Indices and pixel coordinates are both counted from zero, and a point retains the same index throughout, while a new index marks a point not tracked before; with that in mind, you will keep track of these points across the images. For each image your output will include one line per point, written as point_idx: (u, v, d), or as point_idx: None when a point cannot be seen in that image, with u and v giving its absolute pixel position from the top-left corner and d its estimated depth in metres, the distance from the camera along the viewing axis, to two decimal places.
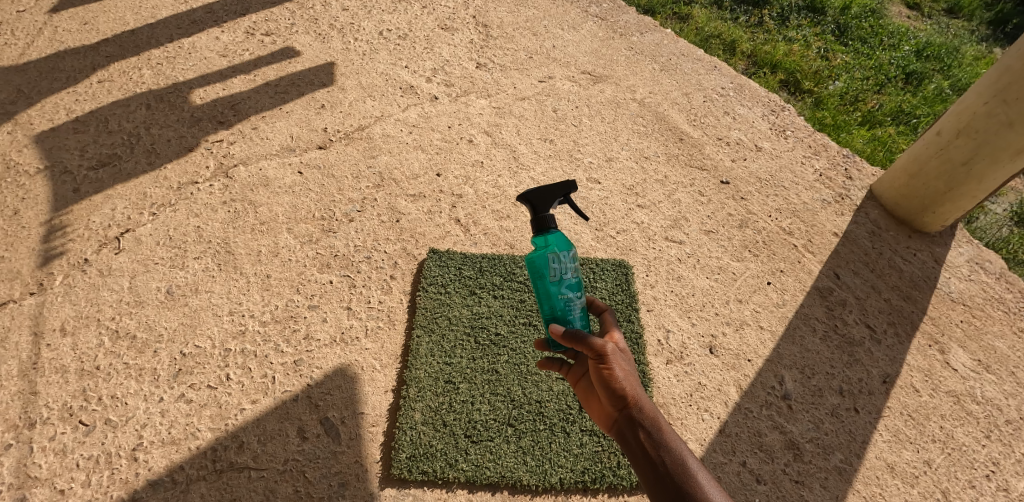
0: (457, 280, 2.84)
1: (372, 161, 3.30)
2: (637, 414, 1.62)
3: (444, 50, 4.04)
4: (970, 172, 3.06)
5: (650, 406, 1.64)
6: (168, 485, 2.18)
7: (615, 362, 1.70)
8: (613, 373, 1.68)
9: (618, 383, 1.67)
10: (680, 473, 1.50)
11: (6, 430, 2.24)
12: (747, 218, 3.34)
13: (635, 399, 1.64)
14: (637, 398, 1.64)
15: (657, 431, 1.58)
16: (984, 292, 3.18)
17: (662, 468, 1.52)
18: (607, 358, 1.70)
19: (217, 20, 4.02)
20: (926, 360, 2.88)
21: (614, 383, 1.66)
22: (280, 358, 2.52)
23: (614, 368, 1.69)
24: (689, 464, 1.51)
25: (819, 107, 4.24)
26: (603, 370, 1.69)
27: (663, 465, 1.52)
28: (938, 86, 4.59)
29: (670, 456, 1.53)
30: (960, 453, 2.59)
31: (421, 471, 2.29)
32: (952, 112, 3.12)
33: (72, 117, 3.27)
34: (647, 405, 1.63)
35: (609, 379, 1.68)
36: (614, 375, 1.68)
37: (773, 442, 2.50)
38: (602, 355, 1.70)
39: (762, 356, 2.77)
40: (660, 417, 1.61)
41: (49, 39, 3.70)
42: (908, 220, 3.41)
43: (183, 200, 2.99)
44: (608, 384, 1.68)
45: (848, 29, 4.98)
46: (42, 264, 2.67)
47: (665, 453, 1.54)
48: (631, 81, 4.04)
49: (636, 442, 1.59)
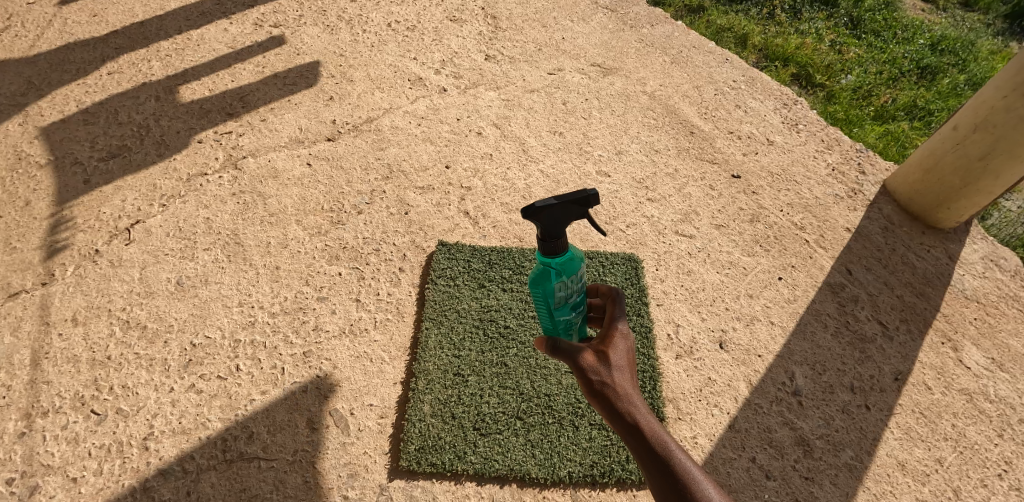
0: (466, 273, 2.83)
1: (382, 153, 3.29)
2: (625, 414, 1.57)
3: (454, 41, 4.02)
4: (986, 167, 3.01)
5: (636, 405, 1.58)
6: (179, 474, 2.19)
7: (592, 363, 1.62)
8: (590, 374, 1.61)
9: (597, 385, 1.60)
10: (678, 475, 1.50)
11: (19, 418, 2.26)
12: (758, 213, 3.31)
13: (621, 397, 1.58)
14: (621, 398, 1.58)
15: (649, 437, 1.54)
16: (998, 290, 3.14)
17: (657, 474, 1.52)
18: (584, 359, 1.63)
19: (226, 12, 4.01)
20: (938, 357, 2.85)
21: (596, 387, 1.60)
22: (289, 350, 2.52)
23: (593, 371, 1.61)
24: (683, 467, 1.51)
25: (831, 102, 4.18)
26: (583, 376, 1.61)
27: (658, 468, 1.52)
28: (953, 80, 4.51)
29: (663, 461, 1.52)
30: (973, 452, 2.57)
31: (429, 462, 2.29)
32: (970, 105, 3.08)
33: (83, 109, 3.28)
34: (633, 402, 1.58)
35: (589, 385, 1.60)
36: (595, 380, 1.61)
37: (783, 438, 2.49)
38: (576, 358, 1.62)
39: (773, 352, 2.75)
40: (651, 418, 1.56)
41: (59, 31, 3.70)
42: (922, 216, 3.36)
43: (193, 191, 2.99)
44: (589, 389, 1.61)
45: (861, 22, 4.92)
46: (53, 255, 2.69)
47: (657, 454, 1.53)
48: (641, 74, 4.01)
49: (626, 443, 1.57)
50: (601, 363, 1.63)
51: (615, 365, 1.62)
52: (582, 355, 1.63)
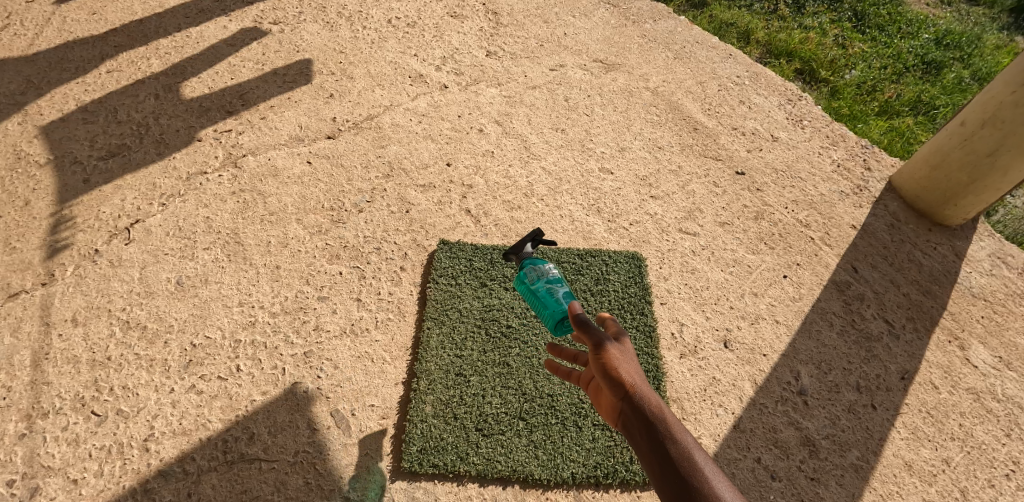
0: (467, 272, 2.80)
1: (382, 151, 3.26)
2: (642, 402, 1.57)
3: (454, 38, 3.99)
4: (994, 164, 2.97)
5: (653, 398, 1.58)
6: (179, 475, 2.18)
7: (616, 352, 1.68)
8: (615, 365, 1.64)
9: (618, 372, 1.63)
10: (690, 467, 1.43)
11: (20, 420, 2.24)
12: (763, 210, 3.28)
13: (638, 388, 1.59)
14: (640, 387, 1.60)
15: (663, 425, 1.51)
16: (1006, 288, 3.11)
17: (670, 465, 1.44)
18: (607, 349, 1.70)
19: (225, 9, 3.97)
20: (945, 356, 2.82)
21: (616, 372, 1.63)
22: (290, 350, 2.50)
23: (616, 358, 1.66)
24: (696, 461, 1.44)
25: (836, 97, 4.14)
26: (603, 360, 1.66)
27: (668, 459, 1.45)
28: (958, 75, 4.47)
29: (676, 451, 1.46)
30: (980, 452, 2.54)
31: (431, 463, 2.27)
32: (977, 101, 3.04)
33: (82, 107, 3.26)
34: (652, 395, 1.58)
35: (609, 370, 1.64)
36: (615, 367, 1.64)
37: (788, 438, 2.47)
38: (599, 344, 1.70)
39: (777, 351, 2.72)
40: (666, 411, 1.56)
41: (58, 29, 3.67)
42: (928, 213, 3.33)
43: (193, 190, 2.97)
44: (609, 373, 1.63)
45: (865, 17, 4.87)
46: (52, 255, 2.67)
47: (670, 444, 1.48)
48: (644, 69, 3.97)
49: (641, 433, 1.53)
50: (621, 356, 1.68)
51: (633, 360, 1.67)
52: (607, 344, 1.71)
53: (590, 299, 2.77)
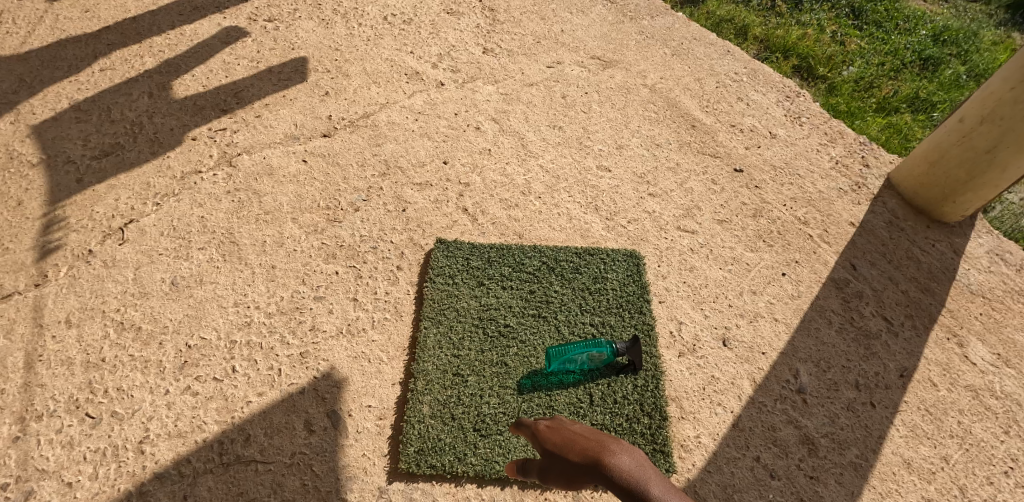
0: (465, 271, 2.78)
1: (378, 149, 3.24)
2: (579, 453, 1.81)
3: (451, 35, 3.96)
4: (993, 160, 2.96)
5: (581, 436, 1.89)
6: (175, 478, 2.16)
7: (548, 422, 2.04)
8: (547, 426, 2.02)
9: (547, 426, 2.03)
10: (624, 475, 1.68)
11: (13, 422, 2.23)
12: (761, 207, 3.27)
13: (570, 438, 1.90)
14: (569, 436, 1.91)
15: (596, 454, 1.77)
16: (1004, 285, 3.10)
17: (615, 485, 1.68)
18: (545, 428, 2.01)
19: (219, 5, 3.94)
20: (944, 353, 2.81)
21: (551, 436, 1.95)
22: (286, 350, 2.48)
23: (547, 426, 2.01)
24: (623, 463, 1.72)
25: (833, 94, 4.12)
26: (542, 437, 1.97)
27: (611, 481, 1.69)
28: (956, 71, 4.46)
29: (611, 468, 1.72)
30: (979, 449, 2.54)
31: (429, 464, 2.26)
32: (976, 97, 3.02)
33: (75, 106, 3.23)
34: (583, 441, 1.85)
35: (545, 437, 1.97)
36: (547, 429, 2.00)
37: (787, 436, 2.47)
38: (537, 429, 2.02)
39: (776, 349, 2.71)
40: (597, 442, 1.83)
41: (50, 27, 3.64)
42: (927, 210, 3.32)
43: (188, 190, 2.94)
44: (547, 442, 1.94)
45: (863, 13, 4.86)
46: (45, 255, 2.64)
47: (607, 466, 1.72)
48: (641, 66, 3.95)
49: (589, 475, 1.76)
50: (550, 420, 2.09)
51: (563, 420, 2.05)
52: (544, 426, 2.02)
53: (588, 298, 2.75)
